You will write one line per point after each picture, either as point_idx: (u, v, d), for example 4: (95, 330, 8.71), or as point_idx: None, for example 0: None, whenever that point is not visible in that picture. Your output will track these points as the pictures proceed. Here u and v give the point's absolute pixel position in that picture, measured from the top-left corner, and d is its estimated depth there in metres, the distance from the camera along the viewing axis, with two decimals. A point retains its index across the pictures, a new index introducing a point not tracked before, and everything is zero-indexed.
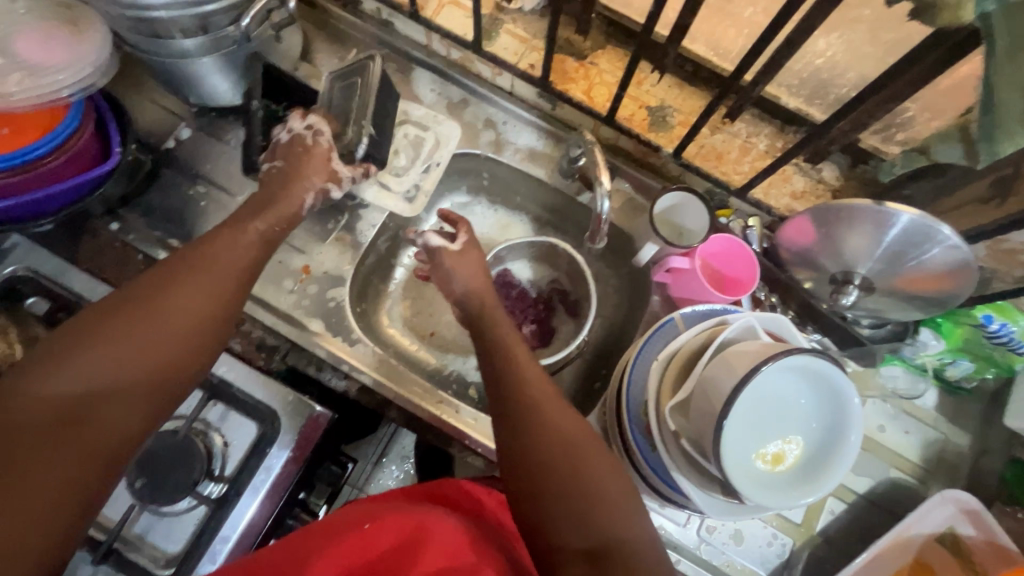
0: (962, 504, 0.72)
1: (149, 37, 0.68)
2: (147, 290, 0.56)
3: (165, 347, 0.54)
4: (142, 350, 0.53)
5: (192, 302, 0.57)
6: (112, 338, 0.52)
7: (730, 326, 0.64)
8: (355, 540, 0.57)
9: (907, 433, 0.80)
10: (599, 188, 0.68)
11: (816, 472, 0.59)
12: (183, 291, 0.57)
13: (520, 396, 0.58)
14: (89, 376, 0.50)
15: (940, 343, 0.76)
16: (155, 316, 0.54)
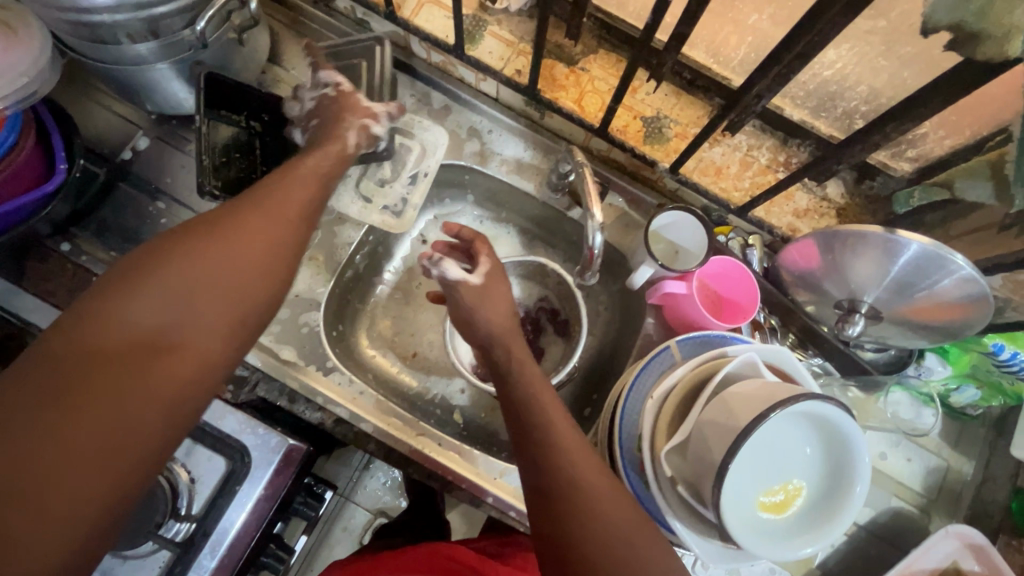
0: (965, 539, 0.69)
1: (92, 42, 0.61)
2: (228, 216, 0.50)
3: (247, 283, 0.48)
4: (241, 276, 0.47)
5: (275, 225, 0.51)
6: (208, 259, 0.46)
7: (730, 362, 0.60)
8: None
9: (909, 460, 0.77)
10: (591, 223, 0.63)
11: (821, 519, 0.55)
12: (267, 218, 0.51)
13: (570, 484, 0.51)
14: (176, 300, 0.44)
15: (947, 369, 0.73)
16: (244, 246, 0.49)
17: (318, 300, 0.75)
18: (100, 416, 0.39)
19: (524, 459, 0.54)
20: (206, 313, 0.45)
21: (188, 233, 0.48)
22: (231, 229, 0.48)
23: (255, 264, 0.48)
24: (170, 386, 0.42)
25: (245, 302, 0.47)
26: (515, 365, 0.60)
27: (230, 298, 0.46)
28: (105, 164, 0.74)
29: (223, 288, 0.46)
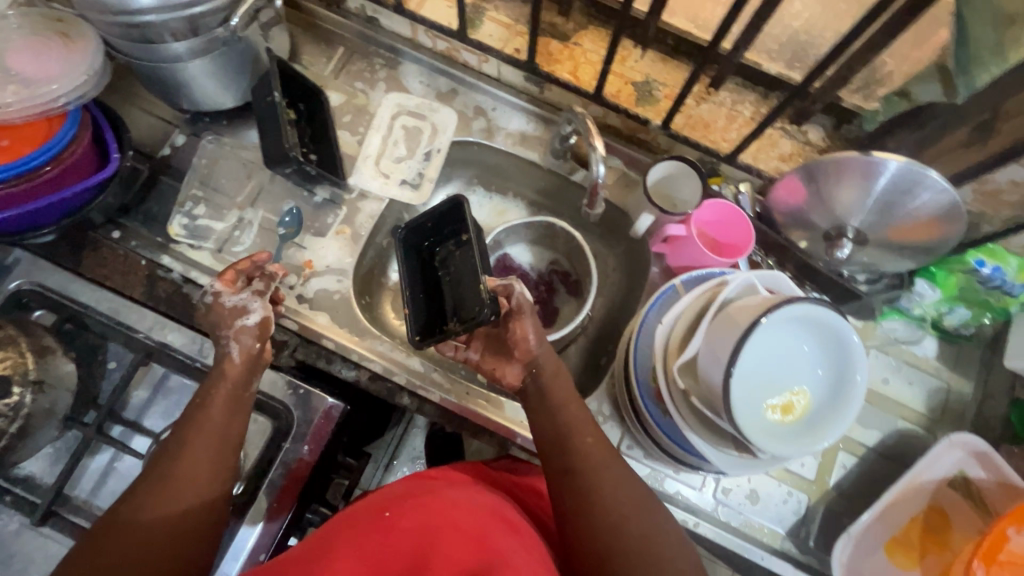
0: (969, 447, 0.73)
1: (137, 39, 0.68)
2: (160, 467, 0.57)
3: (179, 519, 0.55)
4: (178, 469, 0.57)
5: (202, 462, 0.58)
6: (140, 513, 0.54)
7: (729, 286, 0.65)
8: (377, 523, 0.57)
9: (910, 384, 0.81)
10: (593, 154, 0.70)
11: (828, 417, 0.60)
12: (188, 457, 0.58)
13: (591, 467, 0.60)
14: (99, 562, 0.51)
15: (936, 292, 0.77)
16: (174, 477, 0.56)
17: (347, 269, 0.81)
18: None
19: (559, 475, 0.61)
20: (164, 512, 0.55)
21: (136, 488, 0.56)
22: (167, 470, 0.57)
23: (178, 518, 0.55)
24: None
25: (187, 470, 0.57)
26: (550, 394, 0.66)
27: (173, 481, 0.56)
28: (149, 160, 0.82)
29: (157, 508, 0.55)
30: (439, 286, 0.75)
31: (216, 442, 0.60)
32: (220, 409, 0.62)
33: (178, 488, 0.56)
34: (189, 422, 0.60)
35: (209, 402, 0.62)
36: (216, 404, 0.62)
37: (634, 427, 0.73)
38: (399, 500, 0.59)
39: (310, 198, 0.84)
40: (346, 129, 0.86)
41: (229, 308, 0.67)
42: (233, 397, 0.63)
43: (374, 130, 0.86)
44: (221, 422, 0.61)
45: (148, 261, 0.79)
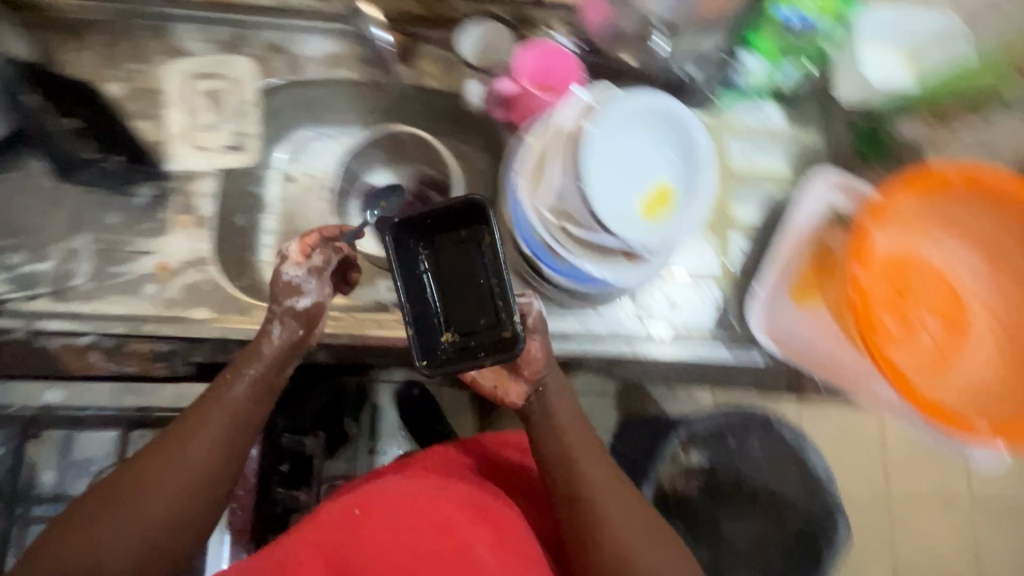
0: (831, 180, 0.80)
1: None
2: (137, 473, 0.57)
3: (157, 519, 0.56)
4: (156, 478, 0.57)
5: (189, 471, 0.58)
6: (111, 526, 0.55)
7: (564, 108, 0.66)
8: (349, 524, 0.58)
9: (769, 152, 0.86)
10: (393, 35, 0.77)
11: (690, 193, 0.64)
12: (172, 470, 0.57)
13: (589, 492, 0.60)
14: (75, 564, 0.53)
15: (761, 61, 0.80)
16: (159, 486, 0.56)
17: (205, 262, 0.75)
18: None
19: (569, 499, 0.61)
20: (145, 517, 0.55)
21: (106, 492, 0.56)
22: (149, 482, 0.56)
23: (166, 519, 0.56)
24: None
25: (177, 479, 0.57)
26: (554, 404, 0.65)
27: (148, 497, 0.56)
28: None
29: (128, 511, 0.55)
30: (438, 305, 0.59)
31: (216, 454, 0.59)
32: (218, 425, 0.60)
33: (165, 492, 0.56)
34: (171, 441, 0.59)
35: (196, 418, 0.59)
36: (213, 420, 0.60)
37: (541, 286, 0.74)
38: (370, 496, 0.60)
39: (132, 202, 0.77)
40: (141, 116, 0.78)
41: (285, 283, 0.65)
42: (230, 418, 0.60)
43: (172, 105, 0.79)
44: (209, 447, 0.59)
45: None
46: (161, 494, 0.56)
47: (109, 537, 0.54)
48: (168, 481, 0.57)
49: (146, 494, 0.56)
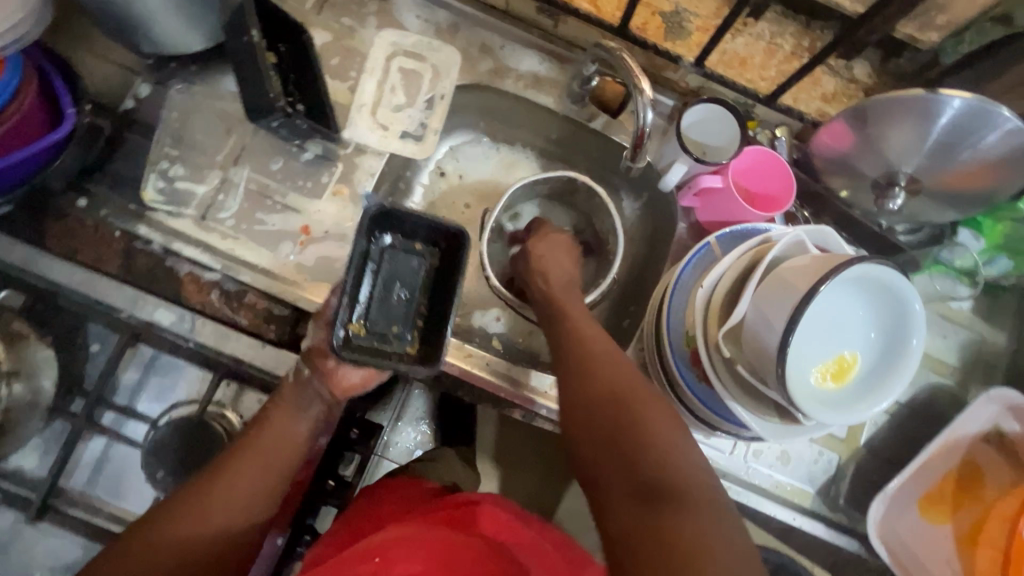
0: (1006, 401, 0.71)
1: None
2: (194, 497, 0.54)
3: (221, 523, 0.54)
4: (194, 547, 0.52)
5: (248, 478, 0.56)
6: (136, 566, 0.49)
7: (778, 245, 0.59)
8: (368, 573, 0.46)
9: (944, 337, 0.78)
10: (641, 97, 0.60)
11: (892, 373, 0.56)
12: (216, 495, 0.54)
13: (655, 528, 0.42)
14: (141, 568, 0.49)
15: (981, 242, 0.73)
16: (226, 488, 0.55)
17: (314, 211, 0.74)
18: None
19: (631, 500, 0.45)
20: (177, 530, 0.52)
21: (152, 518, 0.53)
22: (198, 502, 0.53)
23: (205, 545, 0.53)
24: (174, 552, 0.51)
25: (220, 523, 0.54)
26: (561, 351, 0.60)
27: (187, 542, 0.52)
28: (111, 116, 0.71)
29: (170, 534, 0.51)
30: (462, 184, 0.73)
31: (268, 463, 0.58)
32: (241, 483, 0.56)
33: (210, 541, 0.53)
34: (208, 478, 0.55)
35: (230, 474, 0.56)
36: (240, 487, 0.55)
37: (664, 394, 0.69)
38: (397, 542, 0.49)
39: (299, 154, 0.75)
40: (344, 76, 0.76)
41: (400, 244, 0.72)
42: (271, 476, 0.58)
43: (368, 74, 0.76)
44: (242, 504, 0.55)
45: (122, 232, 0.70)
46: (226, 515, 0.54)
47: (160, 555, 0.50)
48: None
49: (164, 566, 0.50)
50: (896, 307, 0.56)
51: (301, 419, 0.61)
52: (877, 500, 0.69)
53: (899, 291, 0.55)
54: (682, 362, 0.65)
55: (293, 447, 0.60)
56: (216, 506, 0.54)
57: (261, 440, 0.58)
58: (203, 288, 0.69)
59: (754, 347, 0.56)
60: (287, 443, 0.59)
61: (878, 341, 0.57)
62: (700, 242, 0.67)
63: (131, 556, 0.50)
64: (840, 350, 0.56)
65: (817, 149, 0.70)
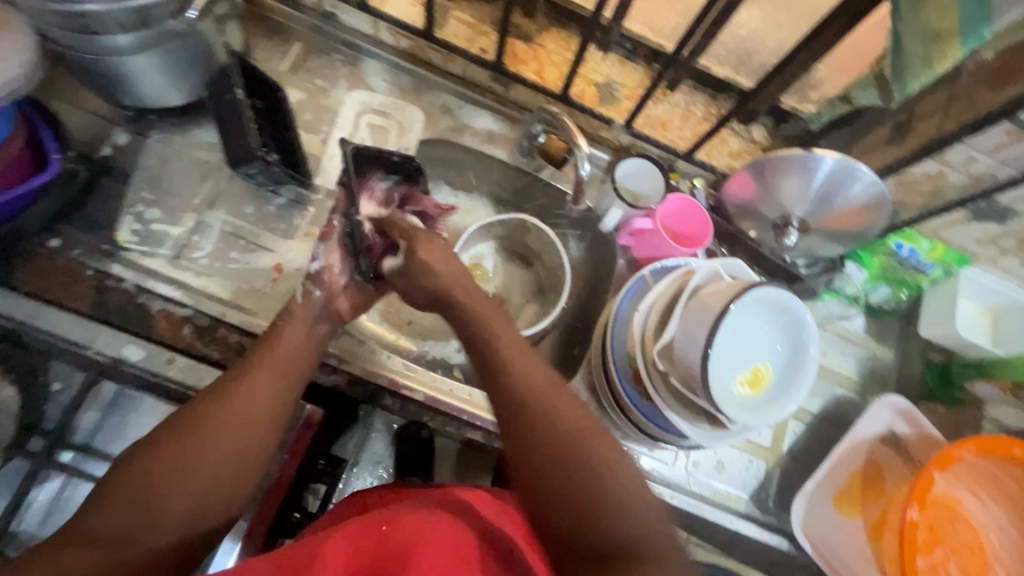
0: (895, 407, 0.83)
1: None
2: (208, 407, 0.54)
3: (243, 431, 0.54)
4: (229, 445, 0.53)
5: (265, 385, 0.57)
6: (162, 474, 0.50)
7: (697, 274, 0.70)
8: (373, 538, 0.49)
9: (844, 355, 0.90)
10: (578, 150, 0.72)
11: (793, 380, 0.67)
12: (233, 403, 0.55)
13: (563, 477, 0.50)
14: (167, 479, 0.50)
15: (863, 273, 0.86)
16: (242, 396, 0.56)
17: (287, 250, 0.80)
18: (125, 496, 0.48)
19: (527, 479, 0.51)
20: (202, 442, 0.52)
21: (168, 431, 0.52)
22: (213, 409, 0.54)
23: (228, 449, 0.53)
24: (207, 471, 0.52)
25: (244, 432, 0.54)
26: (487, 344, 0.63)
27: (214, 448, 0.52)
28: (88, 162, 0.75)
29: (197, 440, 0.52)
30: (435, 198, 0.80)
31: (282, 372, 0.59)
32: (256, 387, 0.56)
33: (234, 446, 0.53)
34: (221, 389, 0.55)
35: (255, 377, 0.57)
36: (255, 392, 0.56)
37: (613, 412, 0.77)
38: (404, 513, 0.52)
39: (273, 199, 0.81)
40: (317, 130, 0.84)
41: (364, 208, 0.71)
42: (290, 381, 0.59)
43: (339, 128, 0.84)
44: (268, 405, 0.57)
45: (94, 271, 0.72)
46: (246, 418, 0.55)
47: (186, 463, 0.51)
48: (203, 489, 0.51)
49: (202, 460, 0.51)
50: (794, 322, 0.68)
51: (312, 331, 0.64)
52: (800, 499, 0.79)
53: (794, 308, 0.67)
54: (626, 381, 0.73)
55: (302, 357, 0.62)
56: (236, 407, 0.55)
57: (269, 352, 0.60)
58: (174, 324, 0.72)
59: (684, 363, 0.66)
60: (294, 353, 0.61)
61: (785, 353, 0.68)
62: (635, 276, 0.77)
63: (167, 450, 0.51)
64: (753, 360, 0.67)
65: (726, 196, 0.84)
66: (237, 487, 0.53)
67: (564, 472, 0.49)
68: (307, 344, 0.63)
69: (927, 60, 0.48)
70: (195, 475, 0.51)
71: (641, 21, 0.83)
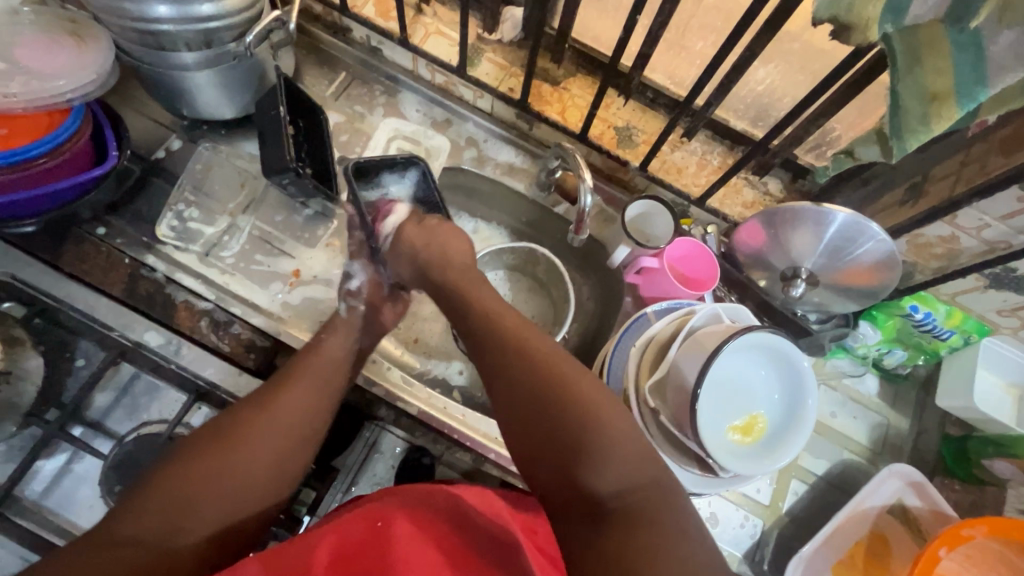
0: (906, 477, 0.78)
1: (124, 2, 0.65)
2: (244, 419, 0.60)
3: (274, 442, 0.60)
4: (262, 450, 0.59)
5: (298, 399, 0.63)
6: (203, 477, 0.55)
7: (696, 315, 0.70)
8: (370, 535, 0.52)
9: (855, 418, 0.87)
10: (583, 184, 0.74)
11: (790, 432, 0.65)
12: (266, 417, 0.61)
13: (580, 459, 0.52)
14: (205, 483, 0.55)
15: (877, 334, 0.84)
16: (277, 409, 0.61)
17: (308, 258, 0.84)
18: (166, 494, 0.53)
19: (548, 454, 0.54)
20: (239, 450, 0.58)
21: (208, 440, 0.58)
22: (252, 421, 0.60)
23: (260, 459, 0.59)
24: (239, 476, 0.57)
25: (276, 442, 0.60)
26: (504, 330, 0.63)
27: (247, 457, 0.58)
28: (142, 162, 0.83)
29: (233, 449, 0.58)
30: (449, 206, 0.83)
31: (314, 387, 0.65)
32: (290, 400, 0.62)
33: (265, 457, 0.59)
34: (260, 402, 0.62)
35: (290, 390, 0.63)
36: (288, 407, 0.62)
37: None
38: (398, 510, 0.54)
39: (302, 210, 0.87)
40: (350, 151, 0.90)
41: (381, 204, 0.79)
42: (321, 387, 0.65)
43: (370, 151, 0.90)
44: (298, 414, 0.62)
45: (131, 260, 0.78)
46: (279, 429, 0.61)
47: (225, 469, 0.57)
48: (239, 488, 0.57)
49: (236, 461, 0.57)
50: (793, 372, 0.67)
51: (345, 337, 0.70)
52: (794, 561, 0.74)
53: (797, 357, 0.66)
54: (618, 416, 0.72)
55: (334, 374, 0.67)
56: (270, 419, 0.61)
57: (303, 367, 0.66)
58: (195, 315, 0.77)
59: (675, 400, 0.65)
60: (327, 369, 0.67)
61: (781, 403, 0.67)
62: (638, 313, 0.77)
63: (208, 454, 0.57)
64: (747, 407, 0.66)
65: (738, 244, 0.84)
66: (267, 491, 0.59)
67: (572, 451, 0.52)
68: (338, 360, 0.69)
69: (925, 118, 0.50)
70: (229, 479, 0.57)
71: (664, 72, 0.87)
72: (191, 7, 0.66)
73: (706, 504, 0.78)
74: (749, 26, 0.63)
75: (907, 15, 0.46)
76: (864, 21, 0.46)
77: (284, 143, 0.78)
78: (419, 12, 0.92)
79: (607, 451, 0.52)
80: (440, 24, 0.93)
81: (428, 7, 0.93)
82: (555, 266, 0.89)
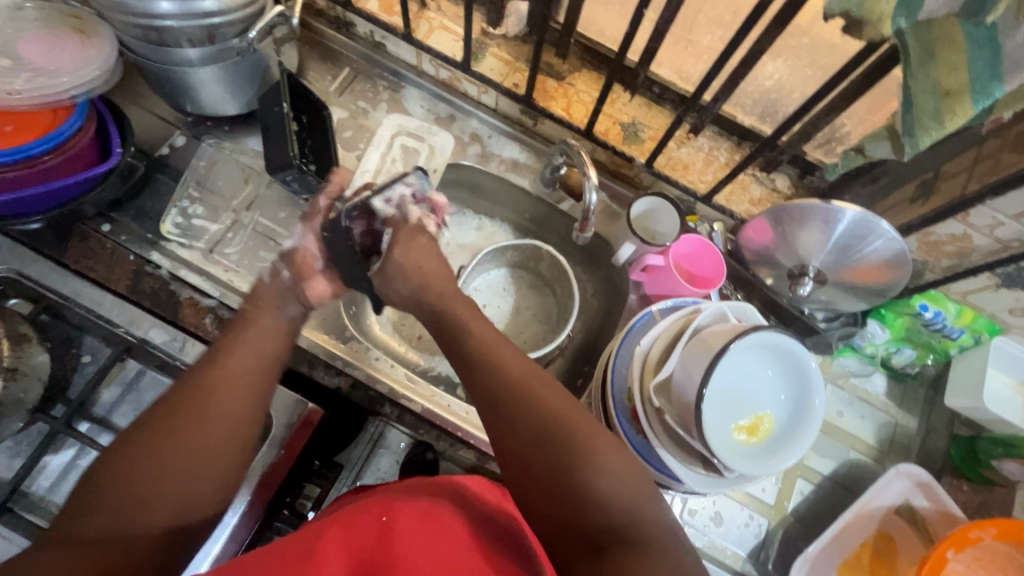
0: (914, 478, 0.78)
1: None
2: (180, 409, 0.55)
3: (216, 432, 0.55)
4: (204, 444, 0.54)
5: (240, 387, 0.58)
6: (142, 477, 0.51)
7: (702, 313, 0.69)
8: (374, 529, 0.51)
9: (862, 418, 0.86)
10: (588, 181, 0.73)
11: (795, 432, 0.65)
12: (206, 407, 0.55)
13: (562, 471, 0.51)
14: (144, 483, 0.51)
15: (886, 333, 0.83)
16: (216, 398, 0.56)
17: None
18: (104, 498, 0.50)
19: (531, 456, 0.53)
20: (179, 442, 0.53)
21: (145, 432, 0.53)
22: (190, 411, 0.55)
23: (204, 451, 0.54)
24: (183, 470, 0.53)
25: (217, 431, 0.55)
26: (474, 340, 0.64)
27: (190, 450, 0.53)
28: (146, 158, 0.83)
29: (173, 442, 0.53)
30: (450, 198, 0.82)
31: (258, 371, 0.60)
32: (230, 390, 0.57)
33: (208, 450, 0.54)
34: (199, 390, 0.56)
35: (231, 375, 0.58)
36: (230, 393, 0.57)
37: None
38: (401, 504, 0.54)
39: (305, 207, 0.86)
40: (353, 147, 0.89)
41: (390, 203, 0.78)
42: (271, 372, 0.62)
43: (373, 146, 0.89)
44: (241, 402, 0.58)
45: (135, 257, 0.79)
46: (221, 420, 0.56)
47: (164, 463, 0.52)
48: (185, 486, 0.53)
49: (178, 454, 0.53)
50: (799, 372, 0.66)
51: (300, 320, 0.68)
52: (799, 561, 0.74)
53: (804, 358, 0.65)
54: (623, 416, 0.71)
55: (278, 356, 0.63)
56: (211, 409, 0.55)
57: (247, 350, 0.61)
58: (199, 312, 0.77)
59: (680, 400, 0.65)
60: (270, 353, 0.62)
61: (787, 403, 0.67)
62: (642, 311, 0.76)
63: (145, 448, 0.52)
64: (753, 407, 0.66)
65: (744, 242, 0.83)
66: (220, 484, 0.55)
67: (545, 457, 0.52)
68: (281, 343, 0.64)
69: (939, 115, 0.49)
70: (173, 476, 0.52)
71: (670, 67, 0.86)
72: (193, 3, 0.65)
73: (710, 504, 0.78)
74: (758, 21, 0.62)
75: (921, 10, 0.45)
76: (876, 15, 0.45)
77: (286, 140, 0.77)
78: (423, 7, 0.92)
79: (591, 460, 0.51)
80: (444, 19, 0.92)
81: (432, 2, 0.92)
82: (559, 263, 0.88)
